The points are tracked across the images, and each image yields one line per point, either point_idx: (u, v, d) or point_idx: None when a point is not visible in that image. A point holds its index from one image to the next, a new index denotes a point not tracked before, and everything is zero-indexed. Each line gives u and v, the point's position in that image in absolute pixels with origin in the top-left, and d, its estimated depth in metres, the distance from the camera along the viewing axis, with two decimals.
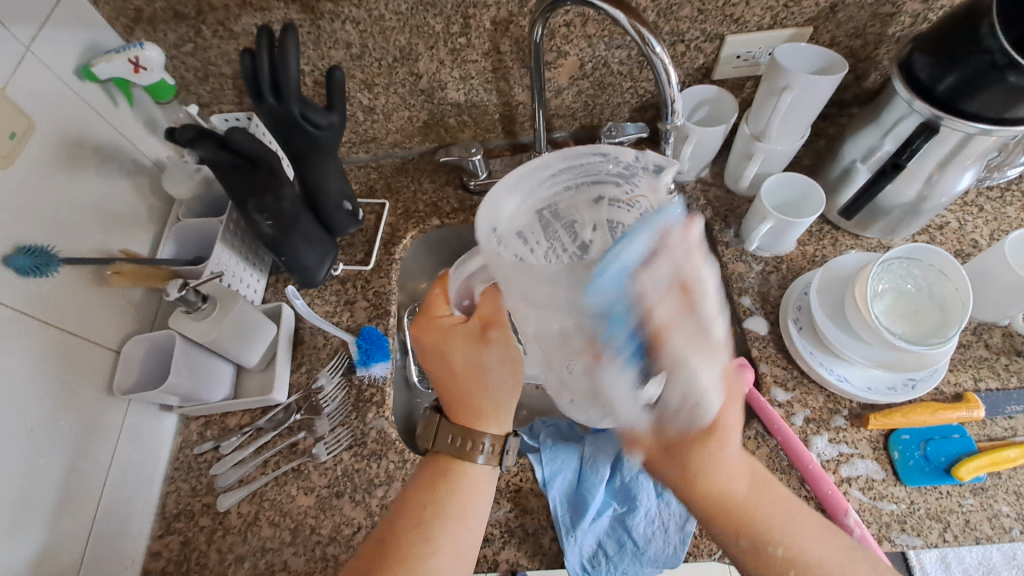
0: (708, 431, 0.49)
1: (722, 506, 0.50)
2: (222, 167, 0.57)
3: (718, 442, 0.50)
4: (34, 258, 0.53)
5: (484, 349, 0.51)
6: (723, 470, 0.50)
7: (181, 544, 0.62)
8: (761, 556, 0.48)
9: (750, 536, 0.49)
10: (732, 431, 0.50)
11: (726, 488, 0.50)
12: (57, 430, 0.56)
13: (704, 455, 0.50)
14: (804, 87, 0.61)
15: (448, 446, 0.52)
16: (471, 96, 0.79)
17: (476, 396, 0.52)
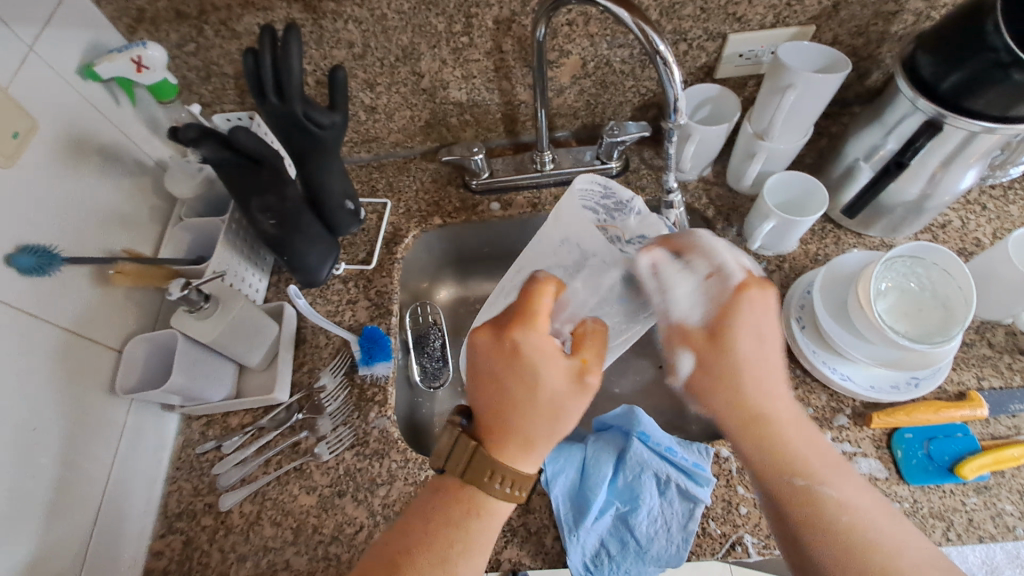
0: (737, 291, 0.53)
1: (759, 438, 0.48)
2: (224, 167, 0.57)
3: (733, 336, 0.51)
4: (38, 257, 0.53)
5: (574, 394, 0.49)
6: (752, 390, 0.50)
7: (182, 544, 0.62)
8: (809, 494, 0.46)
9: (795, 481, 0.47)
10: (749, 347, 0.51)
11: (768, 412, 0.49)
12: (60, 430, 0.56)
13: (730, 361, 0.50)
14: (807, 85, 0.61)
15: (484, 479, 0.46)
16: (473, 96, 0.79)
17: (545, 441, 0.48)
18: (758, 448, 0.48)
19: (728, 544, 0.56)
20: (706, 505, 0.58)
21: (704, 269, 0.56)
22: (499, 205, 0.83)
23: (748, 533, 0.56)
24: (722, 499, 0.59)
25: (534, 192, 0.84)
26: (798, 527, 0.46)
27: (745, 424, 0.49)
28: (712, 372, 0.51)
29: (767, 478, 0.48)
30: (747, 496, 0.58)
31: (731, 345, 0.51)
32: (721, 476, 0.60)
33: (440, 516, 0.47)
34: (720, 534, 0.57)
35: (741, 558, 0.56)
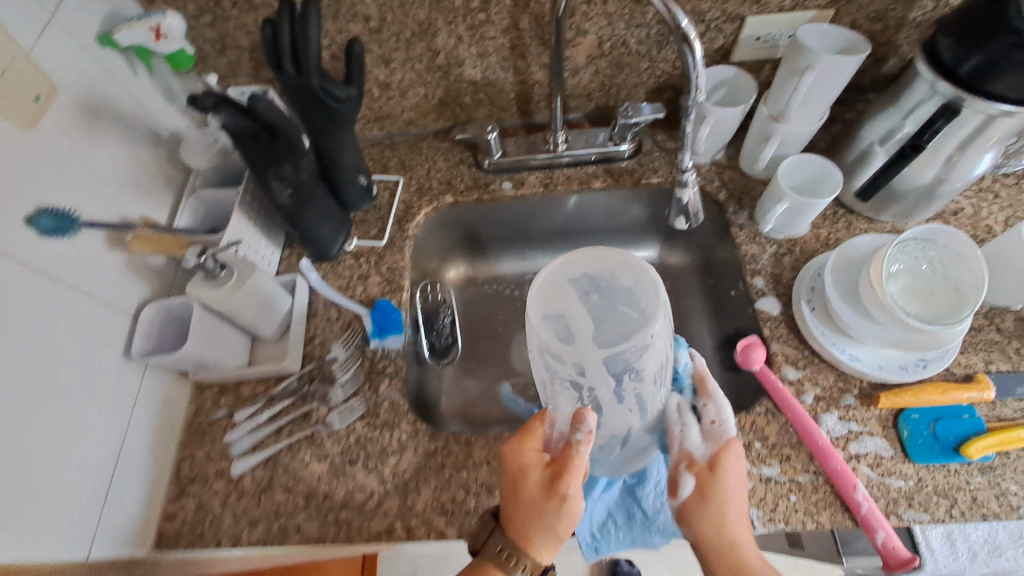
0: (709, 466, 0.52)
1: (727, 559, 0.49)
2: (242, 136, 0.58)
3: (721, 478, 0.51)
4: (59, 221, 0.52)
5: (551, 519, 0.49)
6: (736, 520, 0.50)
7: (195, 508, 0.63)
8: None
9: None
10: (737, 493, 0.51)
11: (735, 543, 0.49)
12: (82, 394, 0.56)
13: (712, 502, 0.50)
14: (827, 67, 0.60)
15: (494, 553, 0.50)
16: (488, 74, 0.79)
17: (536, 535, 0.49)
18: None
19: None
20: None
21: (708, 414, 0.56)
22: (511, 184, 0.84)
23: (754, 507, 0.57)
24: None
25: (546, 172, 0.84)
26: None
27: (721, 551, 0.49)
28: (731, 506, 0.50)
29: None
30: (752, 471, 0.59)
31: (719, 482, 0.51)
32: None
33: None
34: None
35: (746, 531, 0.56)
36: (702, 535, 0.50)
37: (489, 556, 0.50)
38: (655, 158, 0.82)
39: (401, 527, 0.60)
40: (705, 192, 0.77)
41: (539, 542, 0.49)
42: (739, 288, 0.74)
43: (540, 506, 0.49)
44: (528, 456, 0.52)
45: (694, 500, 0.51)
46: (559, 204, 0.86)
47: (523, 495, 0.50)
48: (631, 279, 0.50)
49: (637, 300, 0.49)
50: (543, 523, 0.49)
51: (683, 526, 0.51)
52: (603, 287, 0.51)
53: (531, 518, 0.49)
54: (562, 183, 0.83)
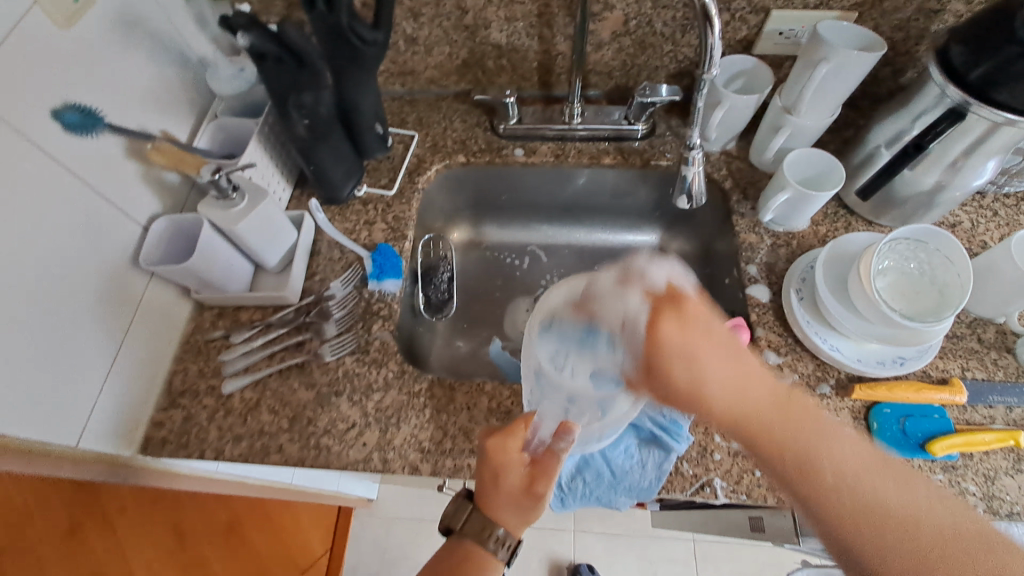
0: (654, 345, 0.49)
1: (738, 425, 0.46)
2: (267, 62, 0.59)
3: (676, 320, 0.49)
4: (83, 116, 0.55)
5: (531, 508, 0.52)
6: (721, 378, 0.47)
7: (183, 419, 0.65)
8: (810, 484, 0.44)
9: (788, 462, 0.44)
10: (691, 339, 0.48)
11: (732, 404, 0.46)
12: (87, 291, 0.58)
13: (675, 366, 0.48)
14: (841, 61, 0.62)
15: (474, 530, 0.52)
16: (513, 39, 0.81)
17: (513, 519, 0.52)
18: (773, 450, 0.45)
19: (698, 484, 0.59)
20: (678, 454, 0.59)
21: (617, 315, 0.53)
22: (523, 151, 0.85)
23: (719, 478, 0.59)
24: (699, 445, 0.61)
25: (559, 143, 0.85)
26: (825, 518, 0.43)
27: (726, 417, 0.46)
28: (706, 362, 0.47)
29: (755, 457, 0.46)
30: (722, 445, 0.61)
31: (662, 347, 0.48)
32: (701, 424, 0.62)
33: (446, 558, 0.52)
34: (691, 474, 0.59)
35: (708, 499, 0.58)
36: (716, 399, 0.47)
37: (469, 533, 0.52)
38: (667, 142, 0.84)
39: (378, 458, 0.62)
40: (711, 179, 0.79)
41: (514, 525, 0.52)
42: (733, 275, 0.75)
43: (520, 499, 0.51)
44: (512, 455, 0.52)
45: (681, 371, 0.48)
46: (568, 177, 0.88)
47: (504, 488, 0.51)
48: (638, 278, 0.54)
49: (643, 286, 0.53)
50: (522, 510, 0.51)
51: (689, 405, 0.48)
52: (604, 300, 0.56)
53: (510, 507, 0.51)
54: (574, 155, 0.84)
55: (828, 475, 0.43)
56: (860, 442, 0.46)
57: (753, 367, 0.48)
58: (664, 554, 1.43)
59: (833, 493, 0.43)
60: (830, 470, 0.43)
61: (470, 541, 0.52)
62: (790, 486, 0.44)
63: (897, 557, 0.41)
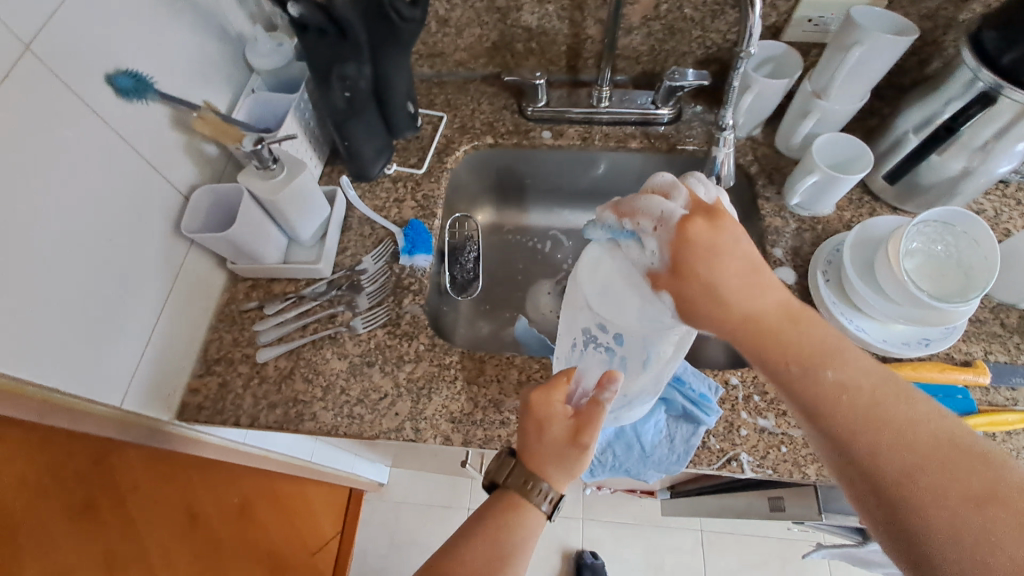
0: (678, 265, 0.47)
1: (750, 334, 0.45)
2: (311, 34, 0.60)
3: (702, 224, 0.47)
4: (135, 81, 0.57)
5: (573, 460, 0.52)
6: (734, 280, 0.46)
7: (218, 385, 0.67)
8: (810, 380, 0.44)
9: (789, 367, 0.44)
10: (716, 236, 0.47)
11: (748, 309, 0.45)
12: (132, 254, 0.59)
13: (699, 256, 0.46)
14: (873, 46, 0.63)
15: (517, 483, 0.53)
16: (543, 22, 0.82)
17: (556, 473, 0.52)
18: (779, 362, 0.45)
19: (725, 458, 0.60)
20: (708, 427, 0.61)
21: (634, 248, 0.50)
22: (550, 134, 0.86)
23: (745, 452, 0.60)
24: (726, 420, 0.62)
25: (585, 126, 0.86)
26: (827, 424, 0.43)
27: (743, 326, 0.46)
28: (720, 270, 0.46)
29: (762, 358, 0.46)
30: (749, 420, 0.62)
31: (693, 240, 0.46)
32: (728, 400, 0.63)
33: (492, 514, 0.53)
34: (718, 449, 0.60)
35: (735, 472, 0.60)
36: (719, 319, 0.46)
37: (512, 485, 0.53)
38: (693, 128, 0.85)
39: (410, 427, 0.64)
40: (737, 165, 0.80)
41: (557, 479, 0.52)
42: None
43: (565, 451, 0.51)
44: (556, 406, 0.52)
45: (698, 291, 0.46)
46: (593, 162, 0.89)
47: (548, 438, 0.52)
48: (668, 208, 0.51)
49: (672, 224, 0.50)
50: (564, 464, 0.52)
51: (698, 323, 0.47)
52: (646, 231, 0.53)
53: (553, 460, 0.52)
54: (600, 139, 0.85)
55: (831, 383, 0.43)
56: (878, 369, 0.45)
57: (771, 279, 0.47)
58: (672, 543, 1.44)
59: (837, 401, 0.43)
60: (834, 375, 0.43)
61: (514, 492, 0.53)
62: (799, 387, 0.44)
63: (895, 465, 0.40)
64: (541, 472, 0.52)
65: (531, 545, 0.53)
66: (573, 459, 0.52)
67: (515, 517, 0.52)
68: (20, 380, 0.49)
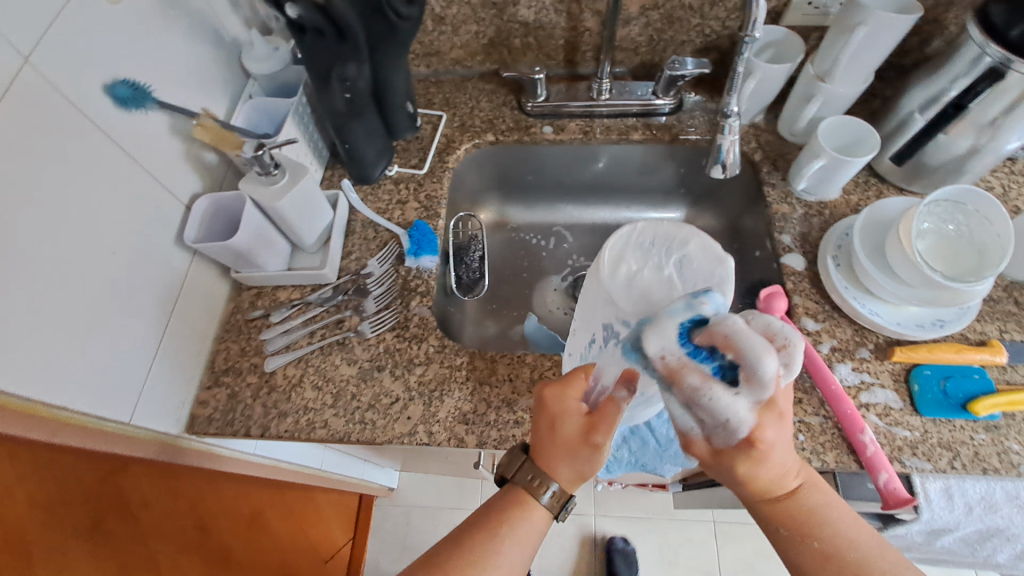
0: (750, 445, 0.42)
1: (755, 503, 0.48)
2: (309, 34, 0.59)
3: (779, 426, 0.43)
4: (133, 90, 0.56)
5: (581, 460, 0.49)
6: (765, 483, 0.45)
7: (227, 397, 0.66)
8: (796, 543, 0.48)
9: (782, 533, 0.48)
10: (780, 445, 0.43)
11: (765, 490, 0.46)
12: (136, 266, 0.59)
13: (747, 458, 0.43)
14: (877, 25, 0.62)
15: (525, 481, 0.52)
16: (540, 17, 0.81)
17: (562, 472, 0.50)
18: (774, 511, 0.48)
19: None
20: None
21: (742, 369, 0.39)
22: (551, 129, 0.85)
23: None
24: None
25: (586, 120, 0.86)
26: (800, 562, 0.48)
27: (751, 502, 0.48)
28: (779, 452, 0.44)
29: (756, 509, 0.49)
30: None
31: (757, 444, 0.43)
32: None
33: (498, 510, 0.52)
34: None
35: None
36: (752, 484, 0.45)
37: (520, 482, 0.52)
38: (695, 117, 0.84)
39: (423, 430, 0.63)
40: (741, 152, 0.79)
41: (568, 477, 0.50)
42: (766, 247, 0.76)
43: (577, 446, 0.49)
44: (573, 403, 0.50)
45: (742, 457, 0.43)
46: (594, 155, 0.88)
47: (560, 432, 0.50)
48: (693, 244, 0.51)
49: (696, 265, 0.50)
50: (576, 462, 0.50)
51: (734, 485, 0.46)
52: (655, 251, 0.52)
53: (568, 455, 0.50)
54: (602, 132, 0.85)
55: (813, 551, 0.47)
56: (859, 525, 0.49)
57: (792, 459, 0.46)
58: (686, 536, 1.44)
59: (818, 551, 0.47)
60: (818, 546, 0.47)
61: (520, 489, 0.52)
62: (784, 531, 0.48)
63: None
64: (548, 470, 0.51)
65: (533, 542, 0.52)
66: (582, 459, 0.49)
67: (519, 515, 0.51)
68: (30, 398, 0.48)
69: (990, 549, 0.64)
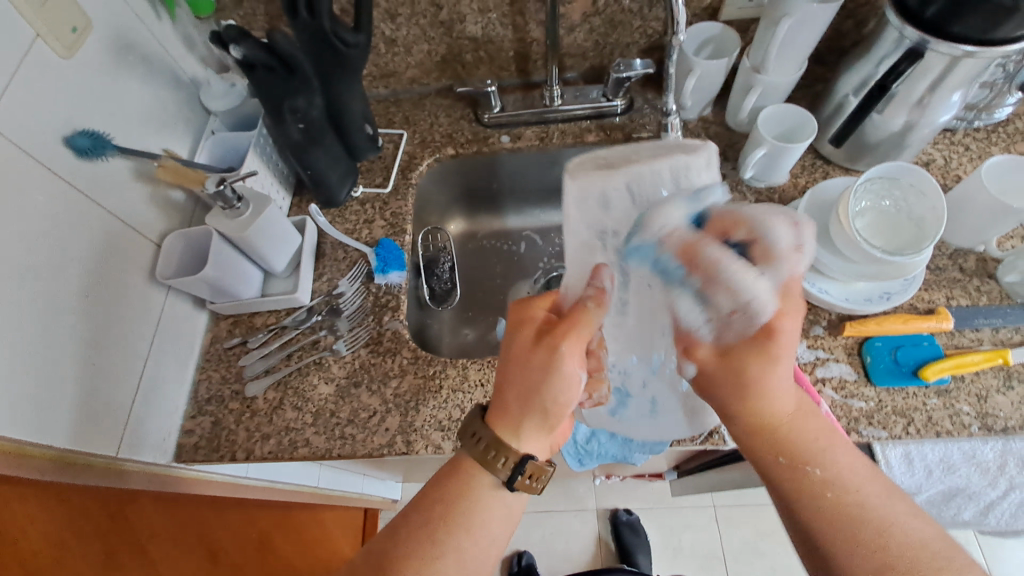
0: (764, 334, 0.51)
1: (755, 425, 0.52)
2: (259, 71, 0.62)
3: (785, 334, 0.51)
4: (94, 140, 0.58)
5: (540, 364, 0.50)
6: (766, 404, 0.51)
7: (211, 424, 0.68)
8: (799, 476, 0.50)
9: (779, 460, 0.51)
10: (784, 348, 0.51)
11: (771, 409, 0.51)
12: (109, 307, 0.61)
13: (754, 355, 0.51)
14: (802, 16, 0.65)
15: (475, 449, 0.50)
16: (488, 31, 0.84)
17: (513, 403, 0.51)
18: (769, 450, 0.51)
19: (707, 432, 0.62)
20: None
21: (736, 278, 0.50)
22: (509, 137, 0.88)
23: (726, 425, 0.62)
24: None
25: (542, 126, 0.88)
26: (798, 502, 0.49)
27: (754, 423, 0.52)
28: (779, 364, 0.51)
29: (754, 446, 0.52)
30: None
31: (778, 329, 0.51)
32: None
33: (441, 490, 0.50)
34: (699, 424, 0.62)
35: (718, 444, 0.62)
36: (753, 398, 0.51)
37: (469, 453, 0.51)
38: (646, 115, 0.87)
39: (401, 441, 0.65)
40: None
41: (519, 413, 0.50)
42: None
43: (530, 362, 0.51)
44: (535, 315, 0.54)
45: (744, 368, 0.51)
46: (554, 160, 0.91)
47: (516, 347, 0.52)
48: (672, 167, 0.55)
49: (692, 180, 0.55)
50: (524, 393, 0.50)
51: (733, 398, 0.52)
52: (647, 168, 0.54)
53: (518, 379, 0.51)
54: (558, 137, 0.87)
55: (815, 482, 0.49)
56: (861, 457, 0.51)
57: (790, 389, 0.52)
58: (687, 522, 1.46)
59: (821, 482, 0.49)
60: (820, 475, 0.49)
61: (469, 454, 0.51)
62: (781, 462, 0.50)
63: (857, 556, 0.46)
64: (497, 408, 0.51)
65: (484, 514, 0.50)
66: (534, 370, 0.50)
67: (468, 487, 0.50)
68: (21, 441, 0.50)
69: (956, 508, 0.67)
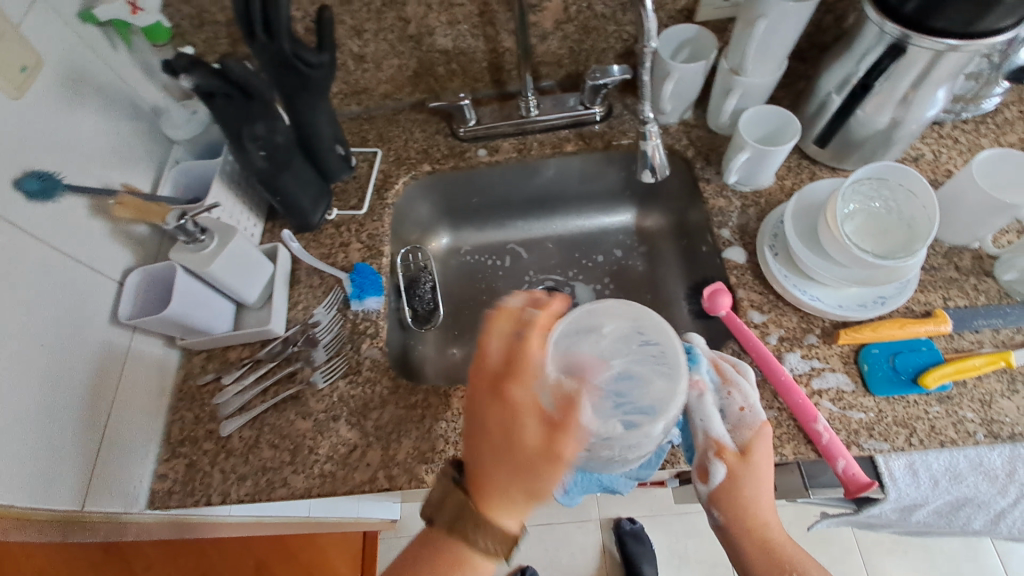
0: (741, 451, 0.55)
1: (761, 545, 0.53)
2: (217, 98, 0.59)
3: (751, 465, 0.54)
4: (44, 182, 0.56)
5: (548, 464, 0.48)
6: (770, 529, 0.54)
7: (185, 467, 0.65)
8: None
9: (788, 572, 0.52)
10: (759, 491, 0.54)
11: (767, 537, 0.53)
12: (69, 353, 0.58)
13: (742, 493, 0.54)
14: (779, 14, 0.62)
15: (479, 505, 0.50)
16: (459, 43, 0.82)
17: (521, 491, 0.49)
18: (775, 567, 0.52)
19: None
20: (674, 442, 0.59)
21: (734, 402, 0.58)
22: (486, 151, 0.86)
23: None
24: None
25: (520, 138, 0.86)
26: None
27: (760, 543, 0.53)
28: (746, 491, 0.53)
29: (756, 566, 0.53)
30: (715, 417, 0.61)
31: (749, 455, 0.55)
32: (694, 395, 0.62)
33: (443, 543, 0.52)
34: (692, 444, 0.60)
35: None
36: (733, 514, 0.53)
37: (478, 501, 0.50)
38: (625, 121, 0.84)
39: (384, 476, 0.62)
40: (674, 151, 0.79)
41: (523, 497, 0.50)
42: (709, 242, 0.76)
43: (468, 414, 0.53)
44: (491, 355, 0.53)
45: (741, 505, 0.53)
46: (535, 171, 0.88)
47: (525, 447, 0.48)
48: (636, 330, 0.54)
49: (637, 396, 0.50)
50: (496, 438, 0.50)
51: (716, 508, 0.54)
52: (646, 344, 0.53)
53: (483, 435, 0.51)
54: (536, 148, 0.85)
55: None
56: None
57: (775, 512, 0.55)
58: (692, 529, 1.43)
59: None
60: None
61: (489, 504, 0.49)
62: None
63: None
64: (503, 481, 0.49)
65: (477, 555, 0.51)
66: (540, 471, 0.48)
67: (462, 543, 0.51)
68: None
69: (964, 518, 0.64)
